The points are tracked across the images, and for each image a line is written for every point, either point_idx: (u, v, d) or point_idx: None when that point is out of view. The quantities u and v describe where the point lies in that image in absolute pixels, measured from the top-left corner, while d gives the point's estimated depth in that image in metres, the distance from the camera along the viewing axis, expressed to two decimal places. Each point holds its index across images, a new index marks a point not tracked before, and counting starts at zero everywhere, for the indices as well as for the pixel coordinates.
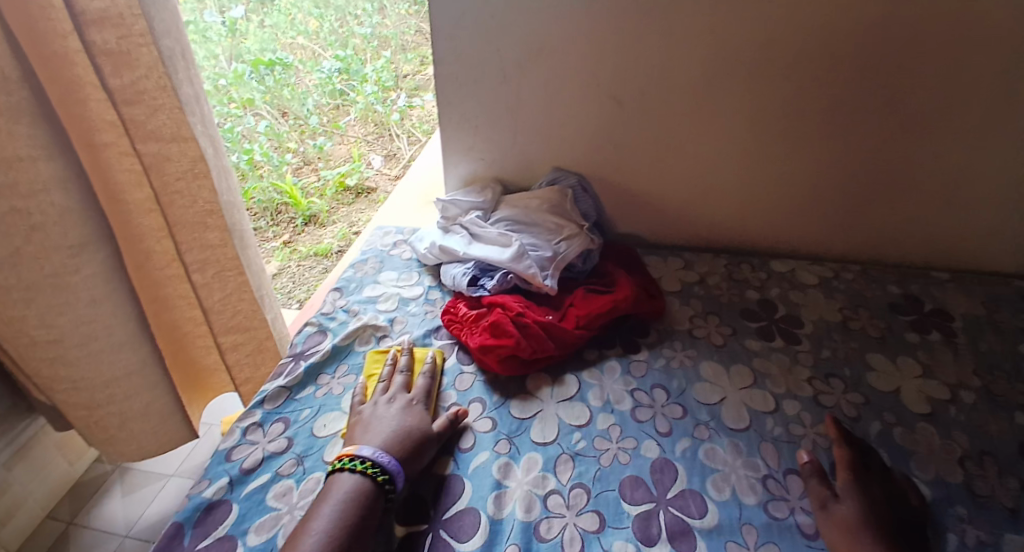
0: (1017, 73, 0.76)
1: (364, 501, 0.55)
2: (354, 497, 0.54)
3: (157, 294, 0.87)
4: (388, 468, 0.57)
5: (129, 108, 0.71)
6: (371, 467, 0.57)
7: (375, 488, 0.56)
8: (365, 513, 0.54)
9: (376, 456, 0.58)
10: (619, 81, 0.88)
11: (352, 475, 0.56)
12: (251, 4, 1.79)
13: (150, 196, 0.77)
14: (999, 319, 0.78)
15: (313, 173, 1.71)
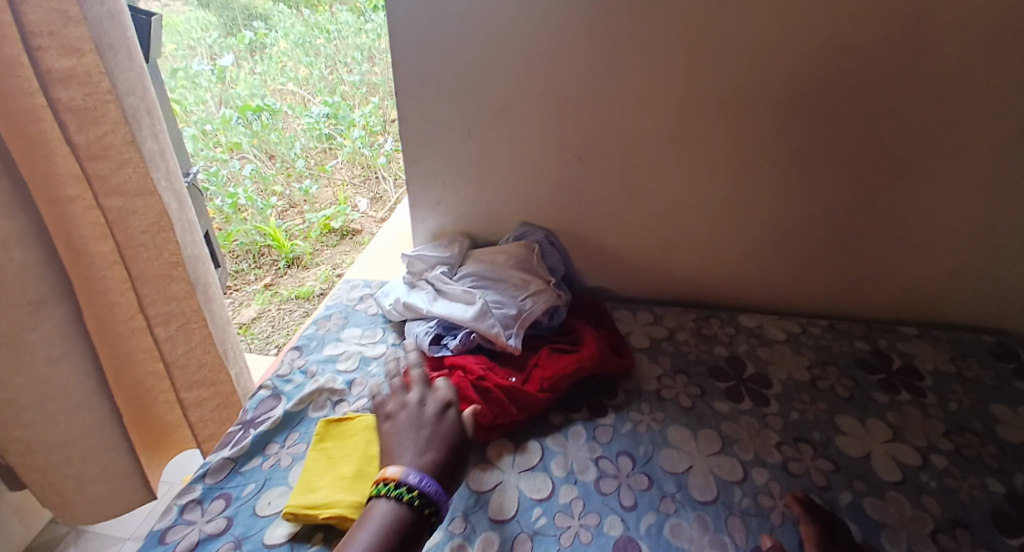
0: (988, 127, 0.76)
1: (403, 532, 0.51)
2: (389, 526, 0.51)
3: (119, 348, 0.81)
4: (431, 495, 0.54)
5: (94, 163, 0.67)
6: (411, 494, 0.53)
7: (416, 517, 0.52)
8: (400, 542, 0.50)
9: (421, 484, 0.54)
10: (580, 140, 0.89)
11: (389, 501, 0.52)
12: (240, 52, 1.69)
13: (115, 249, 0.73)
14: (967, 375, 0.78)
15: (299, 216, 1.71)
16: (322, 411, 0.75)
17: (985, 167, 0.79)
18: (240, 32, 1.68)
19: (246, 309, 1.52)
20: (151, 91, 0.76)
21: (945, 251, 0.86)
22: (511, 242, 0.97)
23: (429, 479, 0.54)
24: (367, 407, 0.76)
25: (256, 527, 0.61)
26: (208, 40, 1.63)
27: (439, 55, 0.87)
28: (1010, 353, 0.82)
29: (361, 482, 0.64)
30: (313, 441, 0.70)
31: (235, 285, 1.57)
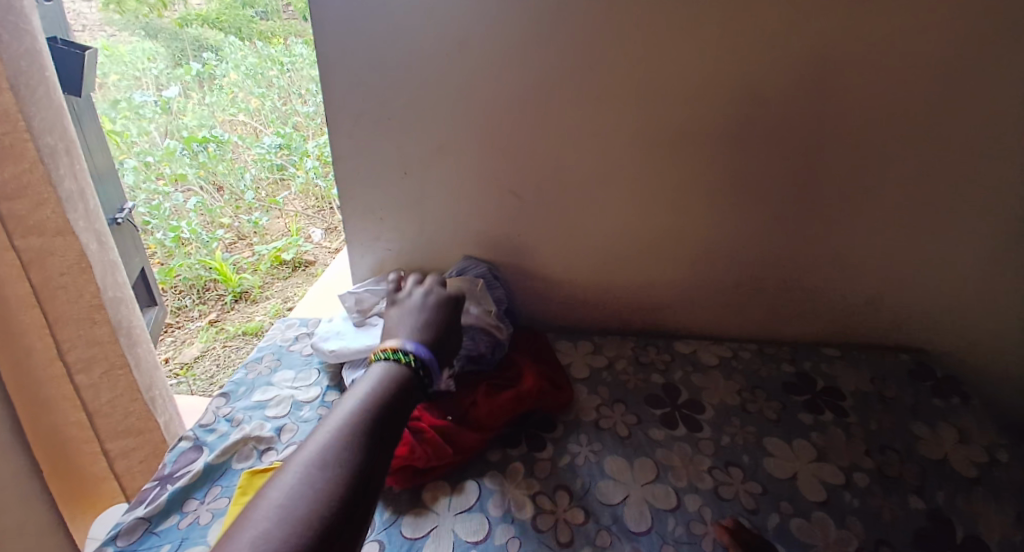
0: (902, 158, 0.81)
1: (400, 383, 0.61)
2: (392, 382, 0.60)
3: (35, 396, 0.73)
4: (428, 362, 0.65)
5: (9, 203, 0.63)
6: (407, 357, 0.63)
7: (413, 373, 0.62)
8: (399, 393, 0.60)
9: (416, 350, 0.64)
10: (516, 177, 0.90)
11: (385, 363, 0.62)
12: (189, 83, 1.63)
13: (31, 291, 0.67)
14: (886, 393, 0.82)
15: (247, 249, 1.65)
16: (248, 461, 0.72)
17: (896, 197, 0.84)
18: (190, 63, 1.64)
19: (188, 348, 1.44)
20: (71, 128, 0.71)
21: (865, 275, 0.91)
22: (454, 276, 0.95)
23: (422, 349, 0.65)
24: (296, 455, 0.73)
25: None
26: (154, 71, 1.59)
27: (374, 94, 0.87)
28: (927, 373, 0.87)
29: None
30: (235, 494, 0.67)
31: (176, 322, 1.48)
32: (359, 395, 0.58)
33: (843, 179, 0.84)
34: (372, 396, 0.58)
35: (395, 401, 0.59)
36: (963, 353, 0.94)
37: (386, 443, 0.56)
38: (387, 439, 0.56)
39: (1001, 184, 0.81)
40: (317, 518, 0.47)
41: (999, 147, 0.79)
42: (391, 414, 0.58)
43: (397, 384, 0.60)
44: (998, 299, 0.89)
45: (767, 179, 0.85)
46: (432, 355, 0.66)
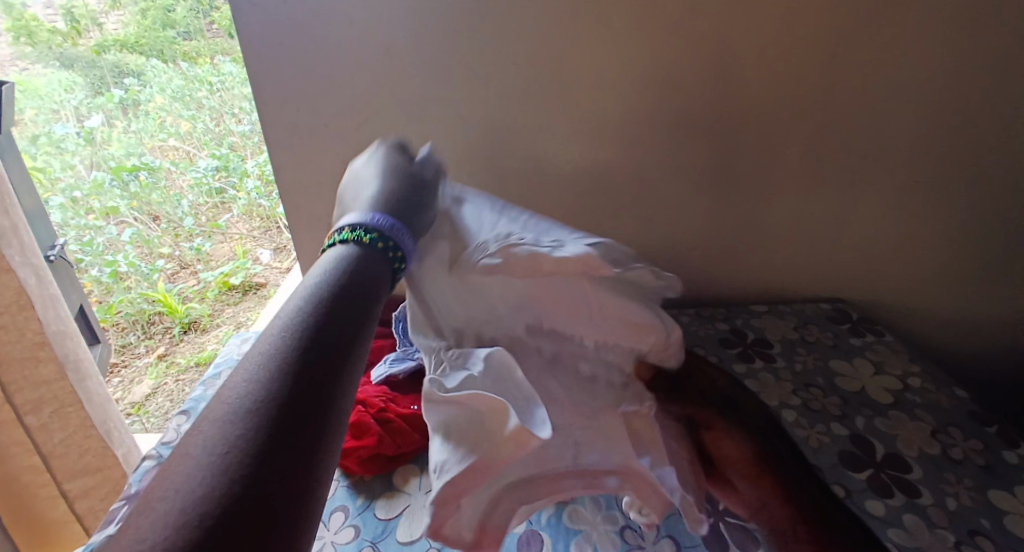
0: (827, 126, 0.85)
1: (361, 270, 0.46)
2: (343, 269, 0.45)
3: None
4: (401, 241, 0.51)
5: None
6: (367, 233, 0.49)
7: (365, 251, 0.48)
8: (358, 283, 0.45)
9: (369, 224, 0.50)
10: (456, 171, 0.94)
11: (342, 245, 0.48)
12: (113, 110, 1.53)
13: None
14: (808, 338, 0.91)
15: (191, 277, 1.65)
16: None
17: (818, 169, 0.88)
18: (110, 90, 1.51)
19: (139, 386, 1.48)
20: None
21: (798, 244, 0.95)
22: None
23: (387, 218, 0.52)
24: None
25: None
26: (73, 102, 1.46)
27: (306, 103, 0.90)
28: (843, 316, 0.97)
29: None
30: None
31: (123, 361, 1.50)
32: (310, 282, 0.44)
33: (766, 155, 0.88)
34: (323, 284, 0.44)
35: (354, 282, 0.45)
36: (895, 310, 1.00)
37: (337, 337, 0.40)
38: (333, 342, 0.39)
39: (916, 151, 0.85)
40: (234, 456, 0.31)
41: (911, 116, 0.83)
42: (336, 315, 0.41)
43: (356, 266, 0.46)
44: (925, 258, 0.94)
45: (693, 160, 0.89)
46: (398, 222, 0.53)
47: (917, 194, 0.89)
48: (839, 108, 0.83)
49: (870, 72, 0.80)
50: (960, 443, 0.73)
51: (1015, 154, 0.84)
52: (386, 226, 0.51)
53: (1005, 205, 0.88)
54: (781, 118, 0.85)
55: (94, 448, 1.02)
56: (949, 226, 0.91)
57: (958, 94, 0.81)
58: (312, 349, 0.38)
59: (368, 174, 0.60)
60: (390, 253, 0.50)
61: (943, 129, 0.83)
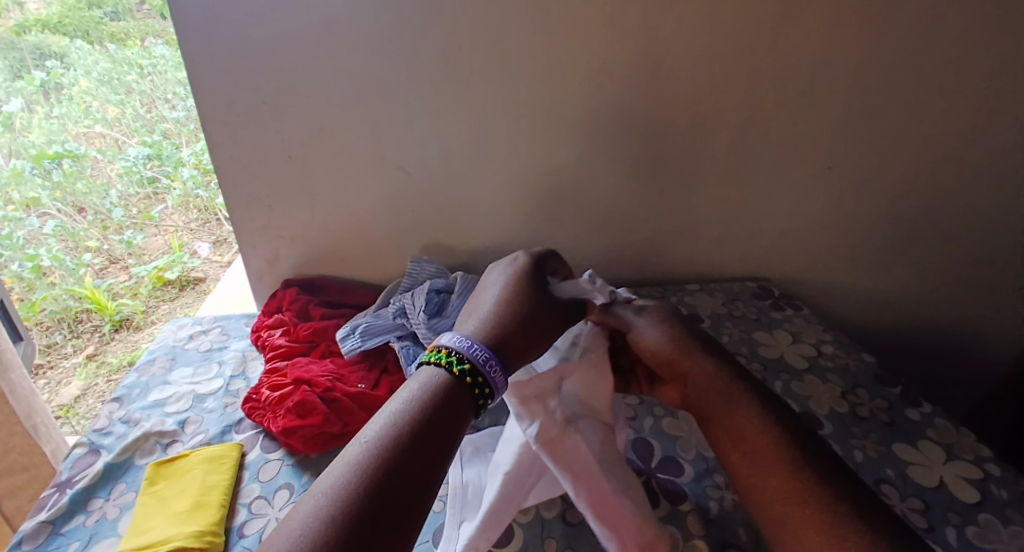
0: (749, 111, 0.91)
1: (449, 391, 0.52)
2: (435, 389, 0.51)
3: None
4: (491, 377, 0.55)
5: None
6: (464, 365, 0.54)
7: (456, 382, 0.53)
8: (448, 400, 0.51)
9: (461, 347, 0.55)
10: (400, 154, 0.95)
11: (435, 369, 0.54)
12: (34, 95, 1.45)
13: None
14: (735, 311, 0.99)
15: (122, 272, 1.57)
16: (151, 455, 0.73)
17: (744, 154, 0.95)
18: (31, 73, 1.43)
19: (67, 387, 1.39)
20: None
21: (727, 225, 1.02)
22: (430, 267, 0.94)
23: (482, 348, 0.56)
24: (204, 442, 0.74)
25: None
26: None
27: (244, 80, 0.88)
28: (767, 293, 1.04)
29: (198, 512, 0.63)
30: (142, 486, 0.68)
31: (49, 362, 1.42)
32: (404, 395, 0.51)
33: (697, 140, 0.93)
34: (418, 402, 0.50)
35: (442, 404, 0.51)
36: (813, 288, 1.09)
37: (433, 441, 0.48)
38: (430, 447, 0.47)
39: (830, 136, 0.93)
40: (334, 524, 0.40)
41: (826, 104, 0.90)
42: (430, 421, 0.49)
43: (444, 394, 0.51)
44: (841, 239, 1.02)
45: (631, 143, 0.93)
46: (490, 351, 0.56)
47: (832, 177, 0.96)
48: (763, 93, 0.89)
49: (790, 61, 0.86)
50: (868, 402, 0.80)
51: (915, 140, 0.92)
52: (484, 359, 0.55)
53: (907, 188, 0.97)
54: (709, 105, 0.90)
55: (21, 444, 0.99)
56: (861, 208, 0.99)
57: (866, 83, 0.88)
58: (409, 455, 0.46)
59: (499, 282, 0.65)
60: (481, 390, 0.54)
61: (853, 116, 0.91)
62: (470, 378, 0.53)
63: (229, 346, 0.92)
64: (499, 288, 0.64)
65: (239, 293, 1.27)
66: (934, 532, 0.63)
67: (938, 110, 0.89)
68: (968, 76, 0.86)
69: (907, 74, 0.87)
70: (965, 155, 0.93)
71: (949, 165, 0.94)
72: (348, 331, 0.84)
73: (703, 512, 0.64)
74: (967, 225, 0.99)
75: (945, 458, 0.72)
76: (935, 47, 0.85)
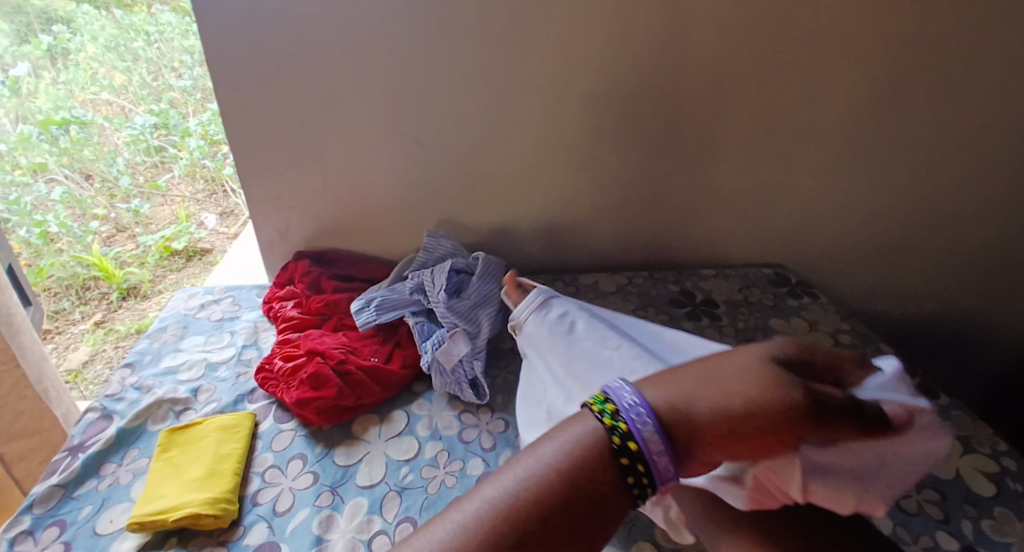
0: (774, 89, 0.88)
1: (604, 464, 0.38)
2: (587, 451, 0.38)
3: None
4: (649, 453, 0.38)
5: None
6: (617, 418, 0.40)
7: (609, 451, 0.38)
8: (598, 479, 0.37)
9: (629, 405, 0.40)
10: (416, 124, 0.93)
11: (590, 416, 0.41)
12: (40, 60, 1.43)
13: None
14: (750, 296, 0.98)
15: (130, 241, 1.55)
16: (164, 422, 0.73)
17: (766, 135, 0.92)
18: (38, 38, 1.41)
19: (75, 352, 1.38)
20: None
21: (746, 209, 1.00)
22: (444, 243, 0.94)
23: (641, 409, 0.40)
24: (217, 411, 0.74)
25: (98, 546, 0.58)
26: None
27: (256, 42, 0.86)
28: (783, 280, 1.03)
29: (211, 480, 0.63)
30: (155, 452, 0.68)
31: (57, 327, 1.40)
32: (541, 456, 0.38)
33: (717, 120, 0.91)
34: (563, 459, 0.37)
35: (595, 472, 0.37)
36: (828, 274, 1.07)
37: (576, 515, 0.36)
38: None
39: (855, 121, 0.90)
40: None
41: (853, 84, 0.87)
42: (577, 496, 0.36)
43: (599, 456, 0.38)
44: (860, 226, 1.01)
45: (651, 119, 0.91)
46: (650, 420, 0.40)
47: (856, 162, 0.94)
48: (791, 74, 0.86)
49: (820, 40, 0.83)
50: None
51: (944, 125, 0.89)
52: (635, 416, 0.40)
53: (931, 175, 0.94)
54: (732, 85, 0.88)
55: (32, 407, 1.00)
56: (883, 195, 0.97)
57: (897, 66, 0.85)
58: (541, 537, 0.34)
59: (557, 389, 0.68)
60: (633, 470, 0.38)
61: (883, 98, 0.88)
62: (620, 441, 0.39)
63: (240, 317, 0.91)
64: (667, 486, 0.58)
65: (247, 264, 1.26)
66: (949, 524, 0.63)
67: (970, 96, 0.86)
68: (1006, 61, 0.83)
69: (941, 57, 0.84)
70: (993, 142, 0.90)
71: (977, 153, 0.92)
72: (363, 304, 0.83)
73: None
74: (989, 214, 0.97)
75: (961, 449, 0.71)
76: (972, 28, 0.81)
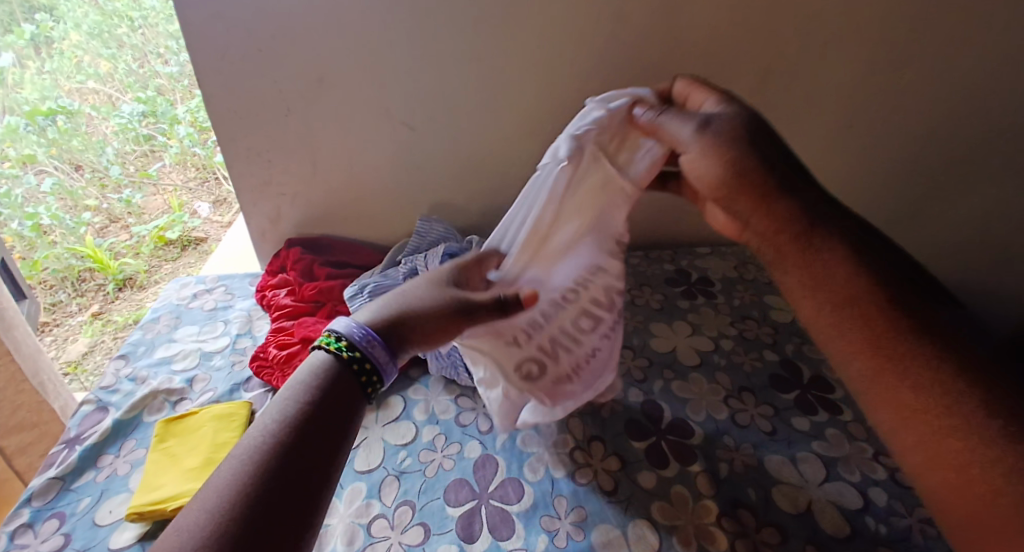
0: (770, 62, 0.86)
1: (335, 382, 0.47)
2: (321, 380, 0.46)
3: None
4: (376, 359, 0.49)
5: None
6: (351, 349, 0.48)
7: (342, 367, 0.48)
8: (340, 396, 0.46)
9: (351, 330, 0.49)
10: (404, 106, 0.91)
11: (320, 352, 0.48)
12: (24, 49, 1.40)
13: None
14: (746, 273, 0.98)
15: (123, 232, 1.53)
16: (160, 413, 0.73)
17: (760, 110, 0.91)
18: (21, 26, 1.39)
19: (73, 344, 1.37)
20: None
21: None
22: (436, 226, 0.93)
23: (371, 333, 0.50)
24: (212, 400, 0.74)
25: (97, 537, 0.59)
26: None
27: (238, 24, 0.84)
28: None
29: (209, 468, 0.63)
30: (152, 442, 0.68)
31: (54, 320, 1.39)
32: (287, 391, 0.45)
33: None
34: (300, 391, 0.45)
35: (329, 395, 0.46)
36: None
37: (324, 427, 0.44)
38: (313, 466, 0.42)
39: (852, 93, 0.89)
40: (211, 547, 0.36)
41: (850, 57, 0.85)
42: (325, 417, 0.45)
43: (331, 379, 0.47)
44: (856, 201, 1.00)
45: None
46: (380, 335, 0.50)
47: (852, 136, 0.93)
48: (786, 44, 0.85)
49: (815, 9, 0.81)
50: None
51: (942, 97, 0.88)
52: (364, 338, 0.49)
53: (928, 148, 0.93)
54: (726, 58, 0.86)
55: (29, 402, 1.00)
56: (881, 169, 0.96)
57: (894, 34, 0.83)
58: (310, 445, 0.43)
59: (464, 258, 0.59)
60: (360, 367, 0.48)
61: (879, 70, 0.86)
62: (350, 356, 0.48)
63: (234, 305, 0.91)
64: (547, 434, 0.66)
65: (239, 253, 1.25)
66: None
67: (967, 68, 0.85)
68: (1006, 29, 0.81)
69: (939, 24, 0.82)
70: (992, 112, 0.89)
71: (975, 124, 0.90)
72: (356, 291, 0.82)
73: (712, 473, 0.64)
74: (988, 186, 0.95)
75: None
76: None
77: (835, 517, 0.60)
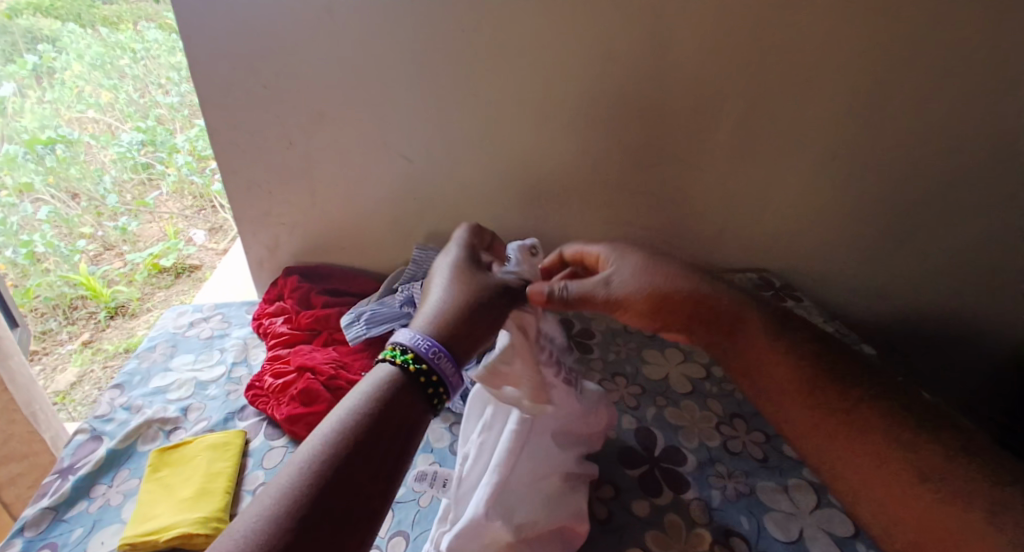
0: (754, 99, 0.90)
1: (396, 390, 0.53)
2: (380, 388, 0.52)
3: None
4: (443, 371, 0.55)
5: None
6: (416, 360, 0.55)
7: (408, 378, 0.54)
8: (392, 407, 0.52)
9: (415, 344, 0.56)
10: (402, 140, 0.94)
11: (388, 366, 0.54)
12: (24, 79, 1.42)
13: None
14: None
15: (117, 259, 1.55)
16: (155, 442, 0.73)
17: (745, 145, 0.94)
18: (23, 57, 1.40)
19: (62, 374, 1.38)
20: None
21: (729, 216, 1.02)
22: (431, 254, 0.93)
23: (432, 342, 0.56)
24: (207, 429, 0.74)
25: None
26: None
27: (241, 61, 0.87)
28: (768, 284, 1.04)
29: (203, 498, 0.63)
30: (146, 472, 0.68)
31: (44, 348, 1.40)
32: (349, 401, 0.51)
33: (699, 131, 0.93)
34: (356, 404, 0.51)
35: (385, 403, 0.52)
36: (813, 278, 1.09)
37: (374, 434, 0.50)
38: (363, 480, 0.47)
39: (834, 129, 0.92)
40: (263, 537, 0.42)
41: (830, 94, 0.89)
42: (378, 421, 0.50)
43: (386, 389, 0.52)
44: (841, 230, 1.03)
45: (634, 131, 0.93)
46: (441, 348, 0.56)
47: (836, 169, 0.96)
48: (770, 82, 0.88)
49: (795, 51, 0.85)
50: None
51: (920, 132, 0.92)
52: (429, 350, 0.55)
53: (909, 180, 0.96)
54: (712, 95, 0.89)
55: (19, 432, 0.99)
56: (864, 200, 0.99)
57: (872, 71, 0.87)
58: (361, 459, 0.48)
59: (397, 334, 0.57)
60: (427, 379, 0.54)
61: (858, 107, 0.90)
62: (415, 369, 0.54)
63: (230, 333, 0.91)
64: (558, 470, 0.62)
65: (235, 281, 1.26)
66: None
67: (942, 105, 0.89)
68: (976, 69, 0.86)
69: (915, 64, 0.86)
70: (966, 145, 0.93)
71: (950, 156, 0.94)
72: (353, 318, 0.84)
73: (705, 501, 0.64)
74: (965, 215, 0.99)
75: None
76: (942, 34, 0.84)
77: (827, 545, 0.60)
